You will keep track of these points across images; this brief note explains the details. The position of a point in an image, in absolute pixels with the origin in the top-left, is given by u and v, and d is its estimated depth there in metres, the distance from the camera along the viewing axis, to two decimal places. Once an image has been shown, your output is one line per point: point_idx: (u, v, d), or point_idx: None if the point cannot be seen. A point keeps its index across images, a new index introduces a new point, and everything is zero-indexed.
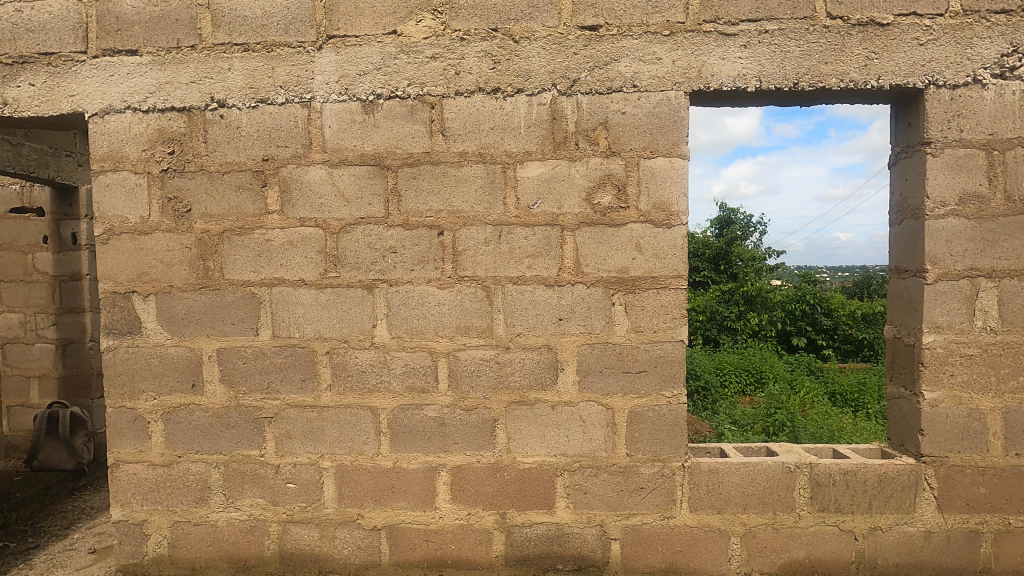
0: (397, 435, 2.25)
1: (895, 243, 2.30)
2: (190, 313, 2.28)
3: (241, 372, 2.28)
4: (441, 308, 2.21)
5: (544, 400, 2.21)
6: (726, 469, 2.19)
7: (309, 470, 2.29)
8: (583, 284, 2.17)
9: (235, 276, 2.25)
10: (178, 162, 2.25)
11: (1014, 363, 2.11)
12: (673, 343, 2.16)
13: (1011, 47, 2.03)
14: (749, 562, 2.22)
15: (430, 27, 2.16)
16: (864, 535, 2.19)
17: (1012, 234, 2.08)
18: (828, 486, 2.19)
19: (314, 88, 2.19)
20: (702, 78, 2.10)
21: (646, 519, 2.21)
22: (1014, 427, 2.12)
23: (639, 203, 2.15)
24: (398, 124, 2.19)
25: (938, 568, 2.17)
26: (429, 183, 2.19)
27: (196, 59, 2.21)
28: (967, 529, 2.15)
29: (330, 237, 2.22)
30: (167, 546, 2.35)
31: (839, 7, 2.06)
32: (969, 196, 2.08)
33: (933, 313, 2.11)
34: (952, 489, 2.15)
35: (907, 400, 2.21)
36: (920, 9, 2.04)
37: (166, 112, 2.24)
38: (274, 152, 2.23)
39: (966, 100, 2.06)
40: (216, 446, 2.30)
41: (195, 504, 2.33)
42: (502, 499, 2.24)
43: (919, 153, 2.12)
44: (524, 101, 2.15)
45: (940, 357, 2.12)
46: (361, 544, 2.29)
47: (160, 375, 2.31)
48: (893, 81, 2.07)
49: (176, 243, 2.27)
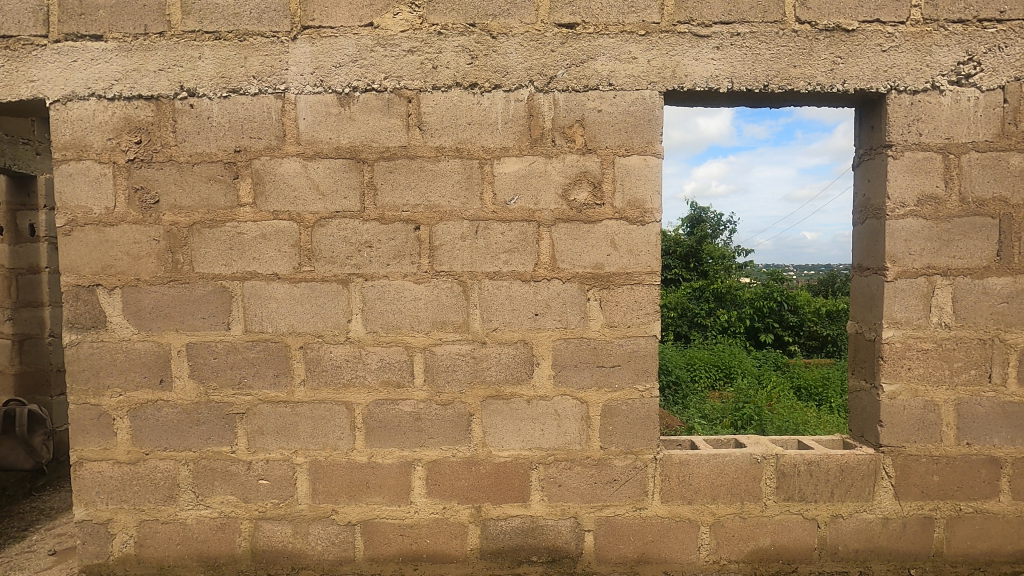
0: (372, 430, 2.24)
1: (858, 242, 2.39)
2: (158, 307, 2.23)
3: (211, 367, 2.24)
4: (418, 302, 2.21)
5: (520, 395, 2.23)
6: (697, 461, 2.25)
7: (282, 466, 2.26)
8: (559, 279, 2.20)
9: (206, 270, 2.21)
10: (145, 151, 2.19)
11: (966, 357, 2.21)
12: (646, 338, 2.20)
13: (967, 56, 2.13)
14: (718, 550, 2.28)
15: (407, 20, 2.14)
16: (826, 522, 2.27)
17: (965, 234, 2.18)
18: (793, 476, 2.26)
19: (288, 79, 2.16)
20: (676, 78, 2.14)
21: (619, 510, 2.26)
22: (966, 418, 2.23)
23: (614, 200, 2.18)
24: (374, 117, 2.17)
25: (894, 553, 2.27)
26: (405, 177, 2.18)
27: (165, 46, 2.15)
28: (922, 515, 2.26)
29: (304, 231, 2.20)
30: (133, 545, 2.29)
31: (808, 11, 2.12)
32: (928, 197, 2.18)
33: (893, 309, 2.20)
34: (909, 478, 2.25)
35: (867, 393, 2.31)
36: (884, 16, 2.12)
37: (132, 101, 2.18)
38: (246, 143, 2.18)
39: (925, 105, 2.15)
40: (185, 444, 2.26)
41: (163, 502, 2.28)
42: (478, 493, 2.25)
43: (880, 155, 2.20)
44: (502, 97, 2.16)
45: (898, 352, 2.21)
46: (334, 540, 2.28)
47: (126, 371, 2.25)
48: (857, 85, 2.14)
49: (143, 235, 2.21)
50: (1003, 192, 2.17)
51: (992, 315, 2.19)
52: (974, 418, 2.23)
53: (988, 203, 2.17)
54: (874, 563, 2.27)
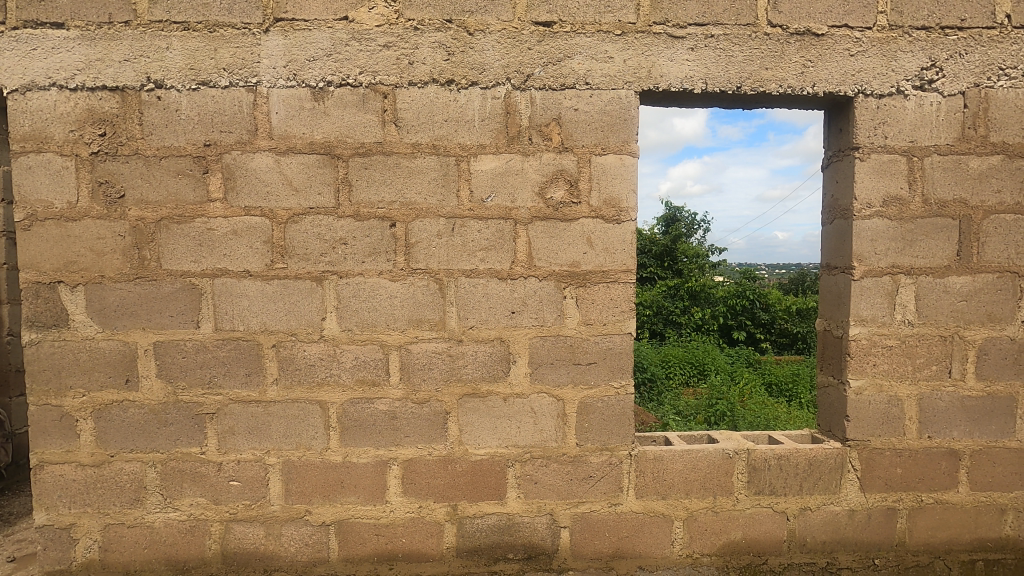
0: (347, 429, 2.21)
1: (826, 242, 2.45)
2: (124, 305, 2.16)
3: (180, 366, 2.18)
4: (393, 300, 2.19)
5: (496, 393, 2.23)
6: (671, 456, 2.28)
7: (253, 466, 2.22)
8: (536, 277, 2.20)
9: (174, 266, 2.15)
10: (110, 144, 2.12)
11: (928, 353, 2.29)
12: (621, 335, 2.23)
13: (930, 62, 2.19)
14: (691, 544, 2.32)
15: (382, 14, 2.12)
16: (795, 515, 2.33)
17: (928, 234, 2.25)
18: (764, 471, 2.31)
19: (260, 72, 2.11)
20: (651, 78, 2.16)
21: (594, 507, 2.28)
22: (928, 412, 2.31)
23: (591, 199, 2.19)
24: (349, 112, 2.14)
25: (859, 543, 2.34)
26: (381, 173, 2.16)
27: (131, 35, 2.09)
28: (886, 507, 2.34)
29: (277, 227, 2.16)
30: (98, 550, 2.23)
31: (779, 15, 2.16)
32: (892, 199, 2.24)
33: (859, 307, 2.26)
34: (873, 471, 2.32)
35: (835, 388, 2.37)
36: (852, 22, 2.17)
37: (96, 92, 2.11)
38: (217, 137, 2.13)
39: (891, 109, 2.21)
40: (153, 445, 2.20)
41: (129, 505, 2.22)
42: (454, 491, 2.25)
43: (848, 157, 2.26)
44: (478, 94, 2.15)
45: (864, 348, 2.28)
46: (308, 541, 2.25)
47: (90, 371, 2.18)
48: (826, 88, 2.20)
49: (108, 230, 2.14)
50: (963, 194, 2.25)
51: (953, 313, 2.27)
52: (935, 412, 2.31)
53: (949, 205, 2.25)
54: (840, 553, 2.34)
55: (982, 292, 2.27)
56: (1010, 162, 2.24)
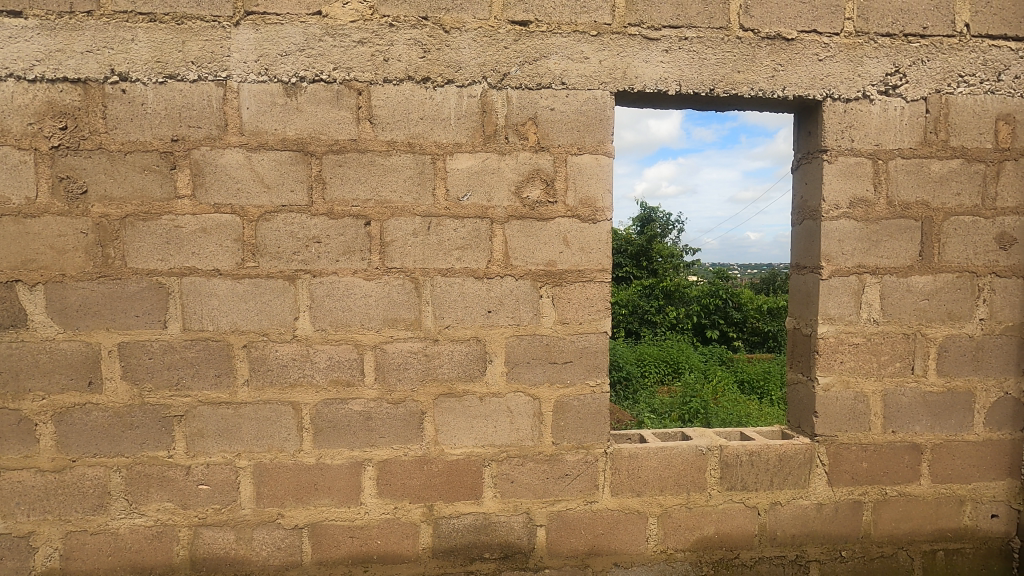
0: (320, 430, 2.18)
1: (796, 242, 2.50)
2: (86, 304, 2.09)
3: (146, 368, 2.12)
4: (368, 299, 2.16)
5: (472, 392, 2.22)
6: (646, 454, 2.31)
7: (223, 470, 2.17)
8: (512, 276, 2.20)
9: (140, 265, 2.09)
10: (71, 138, 2.05)
11: (892, 351, 2.36)
12: (597, 334, 2.24)
13: (894, 68, 2.26)
14: (665, 541, 2.35)
15: (357, 10, 2.09)
16: (766, 509, 2.38)
17: (892, 235, 2.32)
18: (735, 467, 2.36)
19: (230, 66, 2.07)
20: (626, 79, 2.18)
21: (570, 504, 2.29)
22: (892, 408, 2.38)
23: (567, 198, 2.20)
24: (323, 109, 2.11)
25: (827, 536, 2.40)
26: (355, 171, 2.13)
27: (93, 26, 2.02)
28: (852, 500, 2.40)
29: (248, 225, 2.11)
30: (59, 559, 2.15)
31: (751, 19, 2.20)
32: (859, 200, 2.31)
33: (827, 306, 2.32)
34: (841, 465, 2.39)
35: (804, 385, 2.42)
36: (820, 27, 2.22)
37: (57, 84, 2.03)
38: (185, 132, 2.08)
39: (857, 113, 2.27)
40: (117, 449, 2.13)
41: (92, 512, 2.15)
42: (429, 491, 2.24)
43: (817, 159, 2.32)
44: (455, 92, 2.14)
45: (832, 346, 2.34)
46: (280, 545, 2.21)
47: (50, 373, 2.10)
48: (796, 92, 2.24)
49: (69, 227, 2.07)
50: (925, 196, 2.32)
51: (915, 311, 2.35)
52: (899, 407, 2.38)
53: (911, 207, 2.32)
54: (809, 546, 2.40)
55: (943, 291, 2.35)
56: (969, 166, 2.32)
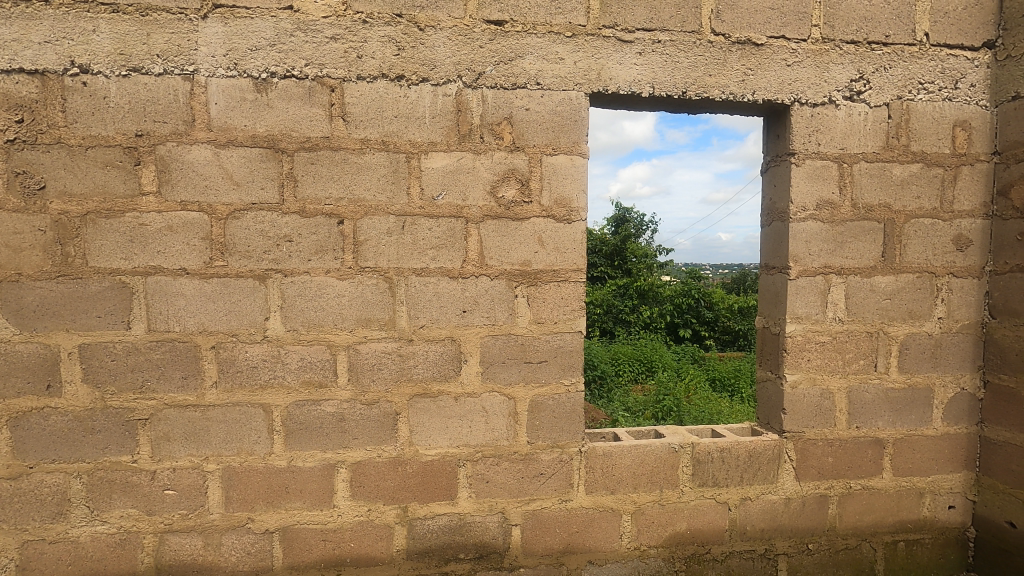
0: (292, 432, 2.14)
1: (765, 242, 2.56)
2: (44, 304, 2.01)
3: (109, 370, 2.05)
4: (341, 299, 2.13)
5: (447, 393, 2.21)
6: (620, 452, 2.33)
7: (190, 474, 2.11)
8: (487, 276, 2.20)
9: (102, 264, 2.02)
10: (28, 132, 1.97)
11: (857, 349, 2.43)
12: (571, 334, 2.25)
13: (858, 74, 2.33)
14: (638, 537, 2.37)
15: (329, 6, 2.06)
16: (736, 505, 2.43)
17: (856, 236, 2.39)
18: (707, 463, 2.40)
19: (197, 60, 2.01)
20: (600, 80, 2.20)
21: (545, 503, 2.30)
22: (856, 404, 2.45)
23: (542, 198, 2.21)
24: (295, 105, 2.07)
25: (795, 530, 2.47)
26: (328, 169, 2.10)
27: (52, 16, 1.94)
28: (818, 494, 2.47)
29: (216, 223, 2.06)
30: (15, 569, 2.07)
31: (722, 24, 2.25)
32: (825, 203, 2.37)
33: (795, 305, 2.38)
34: (808, 460, 2.45)
35: (772, 382, 2.48)
36: (788, 33, 2.28)
37: (13, 74, 1.95)
38: (150, 127, 2.02)
39: (823, 117, 2.34)
40: (77, 454, 2.06)
41: (51, 520, 2.07)
42: (404, 493, 2.22)
43: (785, 162, 2.37)
44: (429, 90, 2.12)
45: (799, 344, 2.40)
46: (250, 550, 2.16)
47: (6, 376, 2.02)
48: (765, 96, 2.29)
49: (26, 224, 1.99)
50: (887, 199, 2.40)
51: (878, 310, 2.42)
52: (863, 403, 2.46)
53: (875, 209, 2.39)
54: (777, 540, 2.46)
55: (904, 291, 2.43)
56: (928, 170, 2.41)
